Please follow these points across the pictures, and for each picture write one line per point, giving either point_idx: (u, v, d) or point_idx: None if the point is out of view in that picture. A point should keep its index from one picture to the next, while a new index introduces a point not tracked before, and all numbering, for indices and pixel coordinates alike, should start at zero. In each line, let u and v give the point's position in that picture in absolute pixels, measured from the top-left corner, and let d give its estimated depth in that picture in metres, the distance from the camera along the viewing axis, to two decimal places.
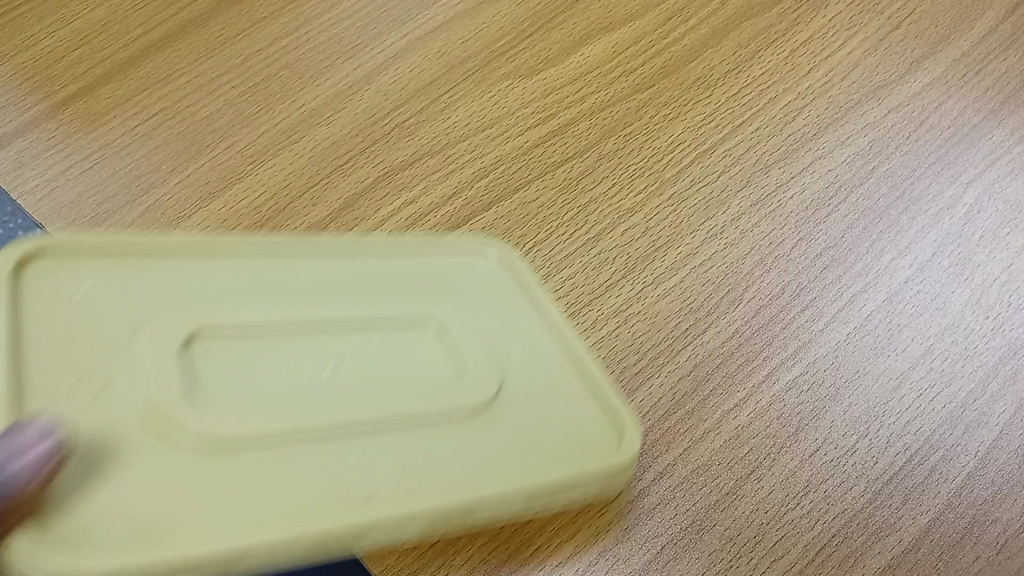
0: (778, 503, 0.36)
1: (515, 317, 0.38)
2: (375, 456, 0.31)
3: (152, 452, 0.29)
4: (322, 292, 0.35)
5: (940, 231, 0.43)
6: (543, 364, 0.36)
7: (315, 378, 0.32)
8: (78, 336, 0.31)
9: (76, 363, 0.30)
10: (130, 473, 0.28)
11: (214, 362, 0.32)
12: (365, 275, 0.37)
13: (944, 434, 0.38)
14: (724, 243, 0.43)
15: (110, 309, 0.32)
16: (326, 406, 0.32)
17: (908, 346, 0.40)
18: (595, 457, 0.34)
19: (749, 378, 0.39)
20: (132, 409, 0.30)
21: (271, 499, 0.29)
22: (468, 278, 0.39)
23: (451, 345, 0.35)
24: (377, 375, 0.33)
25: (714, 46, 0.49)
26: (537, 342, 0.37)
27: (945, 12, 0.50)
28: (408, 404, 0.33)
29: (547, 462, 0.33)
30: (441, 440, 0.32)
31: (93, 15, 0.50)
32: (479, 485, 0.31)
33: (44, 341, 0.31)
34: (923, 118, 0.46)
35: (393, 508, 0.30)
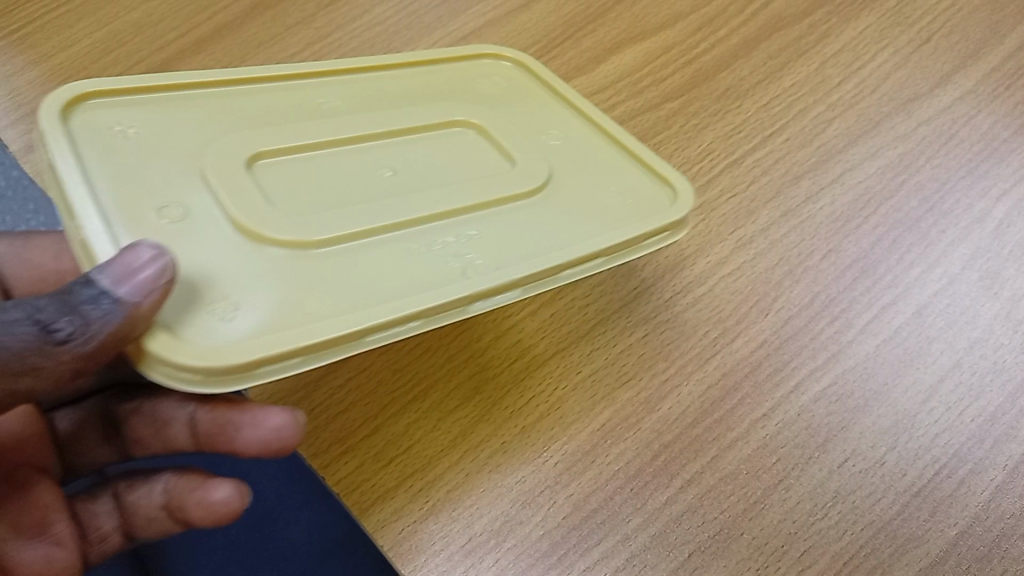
0: (806, 513, 0.37)
1: (542, 121, 0.42)
2: (452, 230, 0.34)
3: (233, 265, 0.30)
4: (375, 117, 0.38)
5: (970, 245, 0.43)
6: (593, 156, 0.40)
7: (380, 184, 0.35)
8: (156, 148, 0.33)
9: (166, 166, 0.33)
10: (228, 289, 0.29)
11: (279, 178, 0.34)
12: (409, 97, 0.40)
13: (972, 448, 0.38)
14: (752, 253, 0.43)
15: (170, 132, 0.34)
16: (394, 195, 0.34)
17: (937, 359, 0.40)
18: (643, 215, 0.37)
19: (778, 388, 0.39)
20: (212, 214, 0.31)
21: (357, 283, 0.31)
22: (488, 91, 0.43)
23: (499, 143, 0.39)
24: (436, 179, 0.36)
25: (744, 56, 0.49)
26: (569, 134, 0.41)
27: (976, 26, 0.50)
28: (478, 185, 0.36)
29: (596, 204, 0.38)
30: (505, 214, 0.36)
31: (127, 17, 0.52)
32: (551, 244, 0.35)
33: (118, 161, 0.32)
34: (953, 132, 0.46)
35: (486, 265, 0.33)
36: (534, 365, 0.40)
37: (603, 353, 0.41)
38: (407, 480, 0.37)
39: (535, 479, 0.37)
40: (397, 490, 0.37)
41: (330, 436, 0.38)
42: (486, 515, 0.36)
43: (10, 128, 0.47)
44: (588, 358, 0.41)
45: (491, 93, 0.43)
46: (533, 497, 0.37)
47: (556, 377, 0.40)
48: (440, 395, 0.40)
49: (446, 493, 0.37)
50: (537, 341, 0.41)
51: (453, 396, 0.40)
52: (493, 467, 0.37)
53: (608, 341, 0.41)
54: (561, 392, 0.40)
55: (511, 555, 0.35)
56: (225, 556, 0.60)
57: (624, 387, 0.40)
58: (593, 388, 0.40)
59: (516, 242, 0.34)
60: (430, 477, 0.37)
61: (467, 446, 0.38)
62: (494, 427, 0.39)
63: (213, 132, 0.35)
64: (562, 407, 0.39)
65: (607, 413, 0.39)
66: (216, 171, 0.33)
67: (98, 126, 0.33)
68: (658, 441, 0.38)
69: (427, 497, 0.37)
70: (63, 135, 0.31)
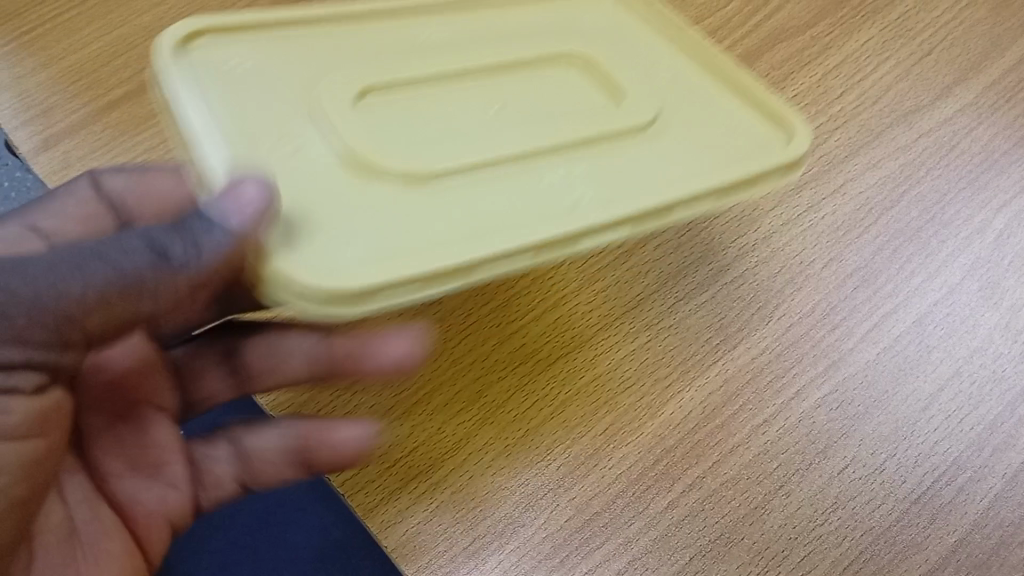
0: (806, 518, 0.37)
1: (649, 52, 0.40)
2: (568, 170, 0.33)
3: (341, 197, 0.31)
4: (486, 64, 0.37)
5: (970, 256, 0.43)
6: (690, 89, 0.38)
7: (486, 115, 0.35)
8: (264, 90, 0.33)
9: (277, 116, 0.32)
10: (347, 217, 0.30)
11: (382, 111, 0.34)
12: (518, 36, 0.39)
13: (971, 455, 0.38)
14: (754, 261, 0.43)
15: (285, 66, 0.34)
16: (500, 130, 0.34)
17: (937, 367, 0.40)
18: (758, 152, 0.36)
19: (779, 395, 0.40)
20: (325, 154, 0.32)
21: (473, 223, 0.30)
22: (587, 19, 0.41)
23: (609, 79, 0.38)
24: (556, 116, 0.36)
25: (748, 66, 0.50)
26: (680, 68, 0.39)
27: (979, 38, 0.50)
28: (594, 130, 0.35)
29: (716, 141, 0.36)
30: (621, 156, 0.34)
31: (137, 21, 0.53)
32: (667, 185, 0.33)
33: (229, 103, 0.32)
34: (954, 144, 0.47)
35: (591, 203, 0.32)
36: (537, 370, 0.41)
37: (606, 357, 0.41)
38: (410, 481, 0.37)
39: (538, 482, 0.38)
40: (401, 492, 0.37)
41: None
42: (489, 517, 0.37)
43: (21, 129, 0.48)
44: (592, 362, 0.41)
45: (591, 26, 0.40)
46: (535, 499, 0.37)
47: (559, 381, 0.40)
48: (445, 398, 0.40)
49: (450, 494, 0.37)
50: (541, 346, 0.41)
51: (457, 399, 0.40)
52: (496, 469, 0.38)
53: (611, 346, 0.41)
54: (564, 396, 0.40)
55: (514, 557, 0.36)
56: None
57: (627, 392, 0.40)
58: (596, 393, 0.40)
59: (631, 181, 0.33)
60: (434, 479, 0.37)
61: (471, 449, 0.38)
62: (498, 431, 0.39)
63: (329, 69, 0.35)
64: (564, 411, 0.39)
65: (609, 418, 0.39)
66: (329, 116, 0.33)
67: (206, 74, 0.33)
68: (660, 446, 0.39)
69: (431, 499, 0.37)
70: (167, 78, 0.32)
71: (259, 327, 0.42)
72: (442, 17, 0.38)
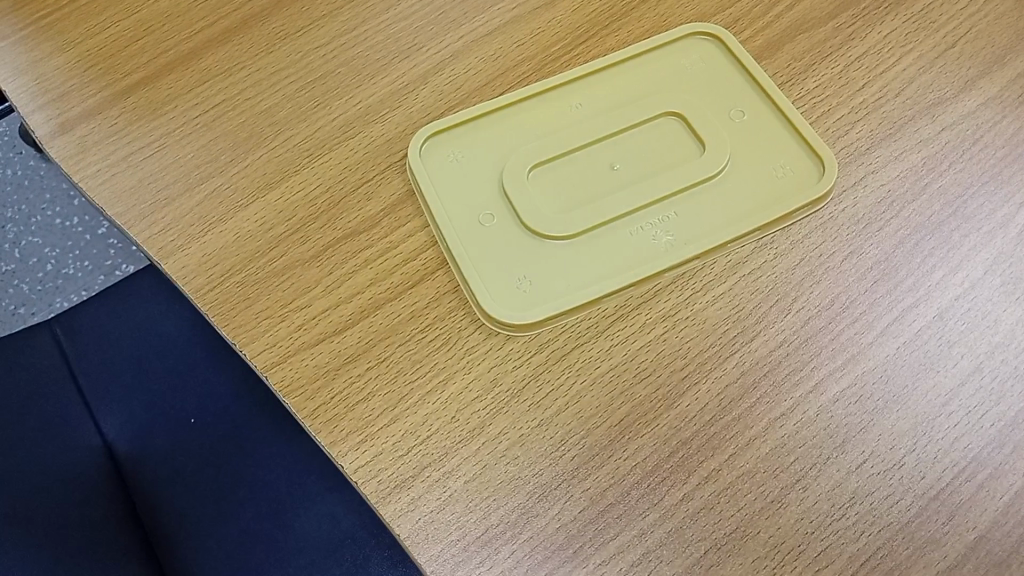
0: (823, 513, 0.37)
1: (725, 95, 0.47)
2: (647, 216, 0.43)
3: (557, 253, 0.42)
4: (611, 116, 0.46)
5: (992, 250, 0.42)
6: (752, 122, 0.46)
7: (600, 166, 0.45)
8: (483, 161, 0.45)
9: (465, 186, 0.44)
10: (514, 268, 0.42)
11: (630, 170, 0.44)
12: (628, 88, 0.48)
13: (991, 452, 0.38)
14: (773, 253, 0.43)
15: (445, 176, 0.45)
16: (613, 188, 0.44)
17: (958, 362, 0.40)
18: (797, 192, 0.44)
19: (796, 389, 0.39)
20: (494, 221, 0.43)
21: (574, 269, 0.42)
22: (680, 68, 0.48)
23: (690, 126, 0.46)
24: (639, 170, 0.44)
25: (768, 57, 0.49)
26: (749, 110, 0.47)
27: (1003, 31, 0.50)
28: (666, 174, 0.44)
29: (768, 184, 0.44)
30: (686, 199, 0.43)
31: (155, 6, 0.52)
32: (718, 231, 0.43)
33: (446, 170, 0.45)
34: (977, 137, 0.46)
35: (676, 238, 0.42)
36: (552, 360, 0.40)
37: (622, 348, 0.40)
38: (423, 469, 0.37)
39: (552, 472, 0.37)
40: (414, 480, 0.37)
41: (349, 425, 0.38)
42: (503, 506, 0.37)
43: (37, 113, 0.49)
44: (607, 352, 0.40)
45: (672, 75, 0.48)
46: (549, 489, 0.37)
47: (574, 371, 0.40)
48: (459, 386, 0.39)
49: (463, 483, 0.37)
50: (556, 335, 0.41)
51: (471, 388, 0.39)
52: (509, 459, 0.38)
53: (627, 337, 0.40)
54: (579, 387, 0.39)
55: (527, 547, 0.36)
56: (237, 544, 0.62)
57: (642, 383, 0.39)
58: (611, 384, 0.39)
59: (697, 227, 0.43)
60: (447, 468, 0.37)
61: (485, 437, 0.38)
62: (513, 420, 0.39)
63: (530, 139, 0.46)
64: (579, 401, 0.39)
65: (624, 409, 0.39)
66: (494, 178, 0.44)
67: (447, 148, 0.46)
68: (675, 438, 0.38)
69: (444, 487, 0.37)
70: (431, 175, 0.45)
71: (274, 313, 0.41)
72: (590, 82, 0.48)
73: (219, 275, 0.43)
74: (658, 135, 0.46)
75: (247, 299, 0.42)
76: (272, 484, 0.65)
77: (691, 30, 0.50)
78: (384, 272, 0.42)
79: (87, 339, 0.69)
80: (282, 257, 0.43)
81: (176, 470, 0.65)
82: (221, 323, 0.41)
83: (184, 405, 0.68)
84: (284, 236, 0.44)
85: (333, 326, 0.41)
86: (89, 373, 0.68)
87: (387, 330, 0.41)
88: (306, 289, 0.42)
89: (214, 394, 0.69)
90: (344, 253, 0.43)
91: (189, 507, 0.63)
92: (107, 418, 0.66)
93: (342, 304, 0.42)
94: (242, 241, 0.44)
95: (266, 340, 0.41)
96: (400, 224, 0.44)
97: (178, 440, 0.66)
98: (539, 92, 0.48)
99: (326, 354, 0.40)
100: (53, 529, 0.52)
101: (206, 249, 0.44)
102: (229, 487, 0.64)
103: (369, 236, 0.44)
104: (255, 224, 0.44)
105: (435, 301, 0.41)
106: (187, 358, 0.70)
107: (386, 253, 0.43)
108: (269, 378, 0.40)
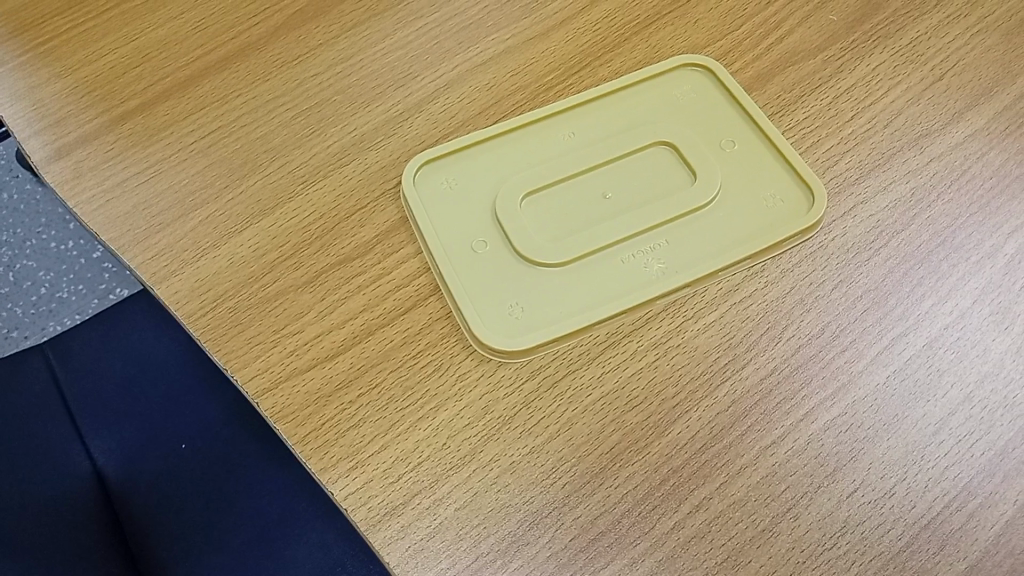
0: (815, 542, 0.37)
1: (716, 125, 0.48)
2: (639, 244, 0.43)
3: (548, 281, 0.42)
4: (603, 145, 0.47)
5: (981, 280, 0.43)
6: (743, 152, 0.47)
7: (593, 194, 0.45)
8: (477, 188, 0.46)
9: (458, 213, 0.45)
10: (505, 295, 0.42)
11: (622, 199, 0.45)
12: (620, 117, 0.48)
13: (982, 481, 0.38)
14: (764, 281, 0.43)
15: (439, 203, 0.45)
16: (605, 216, 0.44)
17: (947, 391, 0.40)
18: (786, 222, 0.44)
19: (787, 417, 0.39)
20: (487, 249, 0.43)
21: (566, 296, 0.42)
22: (672, 98, 0.49)
23: (681, 156, 0.46)
24: (630, 199, 0.45)
25: (758, 88, 0.50)
26: (740, 140, 0.47)
27: (990, 65, 0.50)
28: (657, 203, 0.44)
29: (758, 214, 0.44)
30: (677, 227, 0.44)
31: (154, 33, 0.53)
32: (709, 259, 0.43)
33: (440, 197, 0.45)
34: (964, 168, 0.46)
35: (667, 267, 0.43)
36: (543, 387, 0.40)
37: (614, 376, 0.40)
38: (414, 496, 0.37)
39: (543, 500, 0.37)
40: (404, 507, 0.37)
41: (339, 451, 0.38)
42: (493, 534, 0.37)
43: (34, 138, 0.49)
44: (599, 380, 0.40)
45: (664, 105, 0.49)
46: (540, 517, 0.37)
47: (565, 399, 0.40)
48: (450, 413, 0.39)
49: (454, 511, 0.37)
50: (547, 362, 0.41)
51: (462, 415, 0.39)
52: (500, 486, 0.38)
53: (618, 364, 0.41)
54: (570, 414, 0.39)
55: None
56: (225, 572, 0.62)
57: (633, 411, 0.39)
58: (602, 411, 0.39)
59: (688, 255, 0.43)
60: (438, 495, 0.37)
61: (476, 465, 0.38)
62: (504, 447, 0.38)
63: (524, 166, 0.46)
64: (570, 429, 0.39)
65: (615, 436, 0.39)
66: (487, 205, 0.45)
67: (441, 176, 0.46)
68: (667, 466, 0.38)
69: (434, 515, 0.37)
70: (424, 202, 0.45)
71: (266, 338, 0.41)
72: (583, 111, 0.49)
73: (212, 300, 0.43)
74: (650, 165, 0.46)
75: (239, 325, 0.42)
76: (262, 510, 0.65)
77: (683, 61, 0.51)
78: (376, 298, 0.43)
79: (78, 364, 0.69)
80: (275, 283, 0.43)
81: (166, 496, 0.64)
82: (213, 348, 0.41)
83: (176, 431, 0.67)
84: (277, 262, 0.44)
85: (325, 352, 0.41)
86: (80, 398, 0.67)
87: (379, 357, 0.41)
88: (298, 315, 0.42)
89: (206, 420, 0.68)
90: (337, 279, 0.43)
91: (178, 534, 0.63)
92: (97, 443, 0.66)
93: (334, 330, 0.42)
94: (235, 266, 0.44)
95: (258, 366, 0.41)
96: (393, 251, 0.44)
97: (169, 467, 0.65)
98: (533, 120, 0.48)
99: (318, 380, 0.40)
100: (41, 553, 0.51)
101: (199, 274, 0.44)
102: (219, 514, 0.64)
103: (362, 262, 0.44)
104: (249, 250, 0.44)
105: (427, 327, 0.42)
106: (179, 384, 0.70)
107: (379, 279, 0.43)
108: (260, 403, 0.40)
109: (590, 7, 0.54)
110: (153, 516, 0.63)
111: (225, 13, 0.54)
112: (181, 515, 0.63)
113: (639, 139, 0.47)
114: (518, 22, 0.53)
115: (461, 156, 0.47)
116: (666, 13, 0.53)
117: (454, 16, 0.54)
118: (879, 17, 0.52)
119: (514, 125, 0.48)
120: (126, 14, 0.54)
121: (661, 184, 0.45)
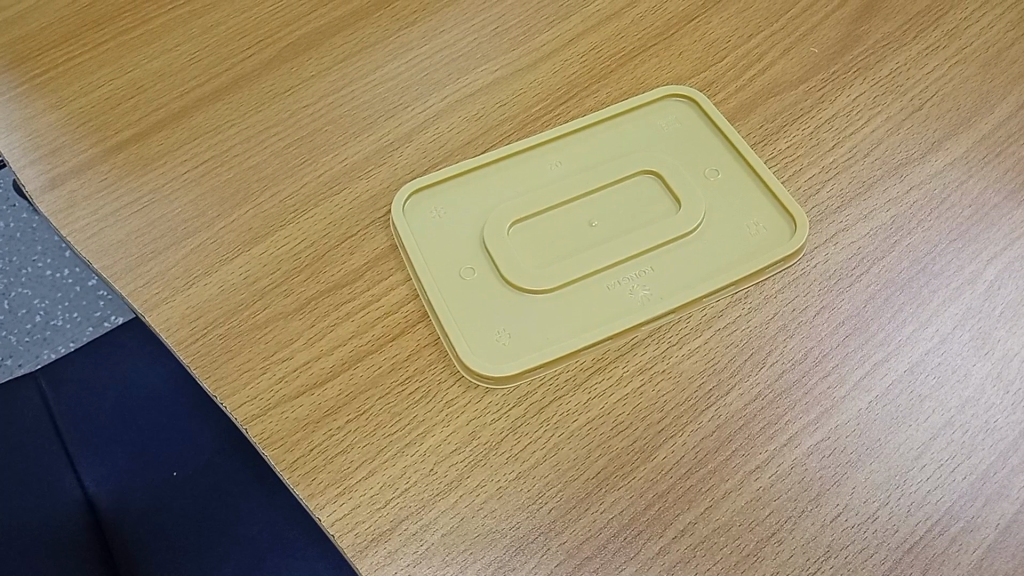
0: (799, 567, 0.37)
1: (699, 155, 0.49)
2: (625, 272, 0.44)
3: (536, 308, 0.43)
4: (589, 174, 0.47)
5: (961, 306, 0.43)
6: (727, 180, 0.48)
7: (580, 223, 0.46)
8: (464, 217, 0.46)
9: (446, 241, 0.45)
10: (492, 324, 0.42)
11: (607, 226, 0.45)
12: (607, 147, 0.49)
13: (964, 506, 0.38)
14: (748, 307, 0.43)
15: (428, 232, 0.46)
16: (591, 244, 0.45)
17: (929, 417, 0.40)
18: (768, 248, 0.45)
19: (770, 442, 0.40)
20: (475, 277, 0.44)
21: (554, 322, 0.42)
22: (656, 128, 0.50)
23: (665, 184, 0.47)
24: (615, 226, 0.45)
25: (742, 118, 0.51)
26: (723, 169, 0.48)
27: (968, 95, 0.52)
28: (644, 230, 0.45)
29: (742, 241, 0.45)
30: (663, 253, 0.45)
31: (149, 65, 0.54)
32: (694, 286, 0.43)
33: (428, 226, 0.46)
34: (944, 196, 0.47)
35: (650, 294, 0.43)
36: (530, 413, 0.40)
37: (599, 401, 0.41)
38: (401, 522, 0.37)
39: (529, 525, 0.38)
40: (391, 533, 0.37)
41: (327, 477, 0.38)
42: (480, 560, 0.37)
43: (29, 168, 0.50)
44: (586, 405, 0.41)
45: (649, 134, 0.50)
46: (526, 543, 0.37)
47: (552, 424, 0.40)
48: (437, 439, 0.40)
49: (440, 536, 0.37)
50: (535, 388, 0.41)
51: (449, 440, 0.40)
52: (486, 512, 0.38)
53: (604, 390, 0.41)
54: (557, 439, 0.40)
55: None
56: None
57: (619, 436, 0.40)
58: (588, 437, 0.40)
59: (674, 282, 0.44)
60: (425, 521, 0.37)
61: (463, 490, 0.38)
62: (491, 473, 0.39)
63: (511, 195, 0.47)
64: (557, 454, 0.39)
65: (602, 461, 0.39)
66: (475, 234, 0.45)
67: (429, 205, 0.47)
68: (652, 490, 0.39)
69: (421, 540, 0.37)
70: (412, 231, 0.46)
71: (255, 365, 0.42)
72: (570, 141, 0.50)
73: (202, 327, 0.43)
74: (636, 193, 0.47)
75: (229, 352, 0.42)
76: (254, 538, 0.65)
77: (666, 92, 0.52)
78: (365, 324, 0.43)
79: (71, 393, 0.69)
80: (265, 310, 0.44)
81: (157, 523, 0.64)
82: (203, 375, 0.42)
83: (169, 458, 0.67)
84: (269, 289, 0.45)
85: (315, 378, 0.41)
86: (72, 426, 0.68)
87: (367, 383, 0.41)
88: (288, 341, 0.43)
89: (197, 447, 0.68)
90: (327, 306, 0.44)
91: (168, 562, 0.63)
92: (88, 472, 0.66)
93: (323, 357, 0.42)
94: (227, 293, 0.44)
95: (247, 393, 0.41)
96: (382, 278, 0.45)
97: (160, 493, 0.65)
98: (521, 151, 0.49)
99: (306, 407, 0.40)
100: None
101: (191, 302, 0.44)
102: (211, 541, 0.64)
103: (351, 289, 0.44)
104: (240, 278, 0.45)
105: (416, 353, 0.42)
106: (170, 413, 0.70)
107: (367, 306, 0.44)
108: (249, 430, 0.40)
109: (577, 40, 0.55)
110: (143, 545, 0.63)
111: (219, 46, 0.55)
112: (172, 543, 0.63)
113: (625, 168, 0.48)
114: (506, 54, 0.54)
115: (450, 186, 0.48)
116: (651, 45, 0.54)
117: (443, 48, 0.55)
118: (859, 48, 0.54)
119: (502, 155, 0.49)
120: (122, 46, 0.55)
121: (648, 213, 0.46)
